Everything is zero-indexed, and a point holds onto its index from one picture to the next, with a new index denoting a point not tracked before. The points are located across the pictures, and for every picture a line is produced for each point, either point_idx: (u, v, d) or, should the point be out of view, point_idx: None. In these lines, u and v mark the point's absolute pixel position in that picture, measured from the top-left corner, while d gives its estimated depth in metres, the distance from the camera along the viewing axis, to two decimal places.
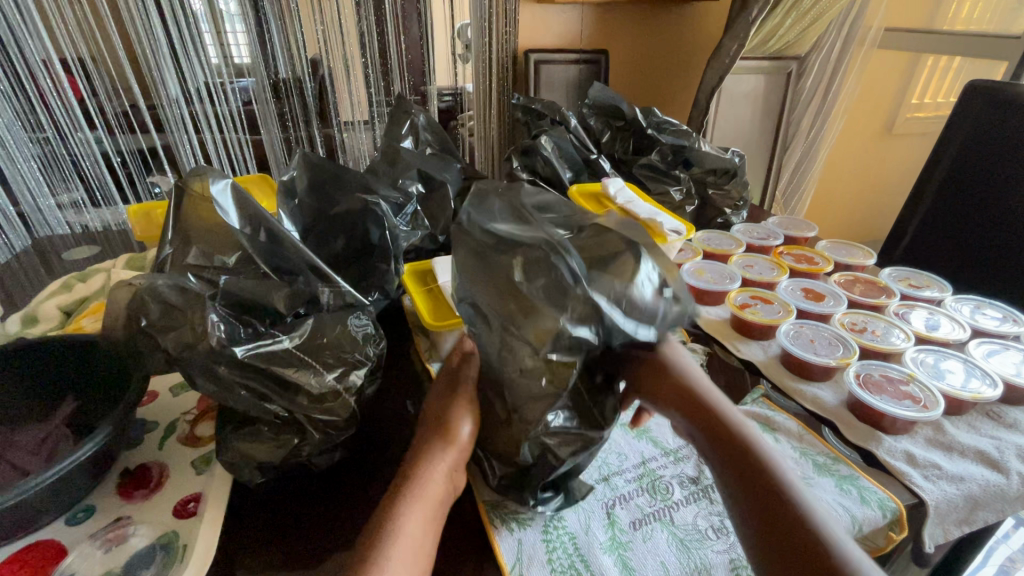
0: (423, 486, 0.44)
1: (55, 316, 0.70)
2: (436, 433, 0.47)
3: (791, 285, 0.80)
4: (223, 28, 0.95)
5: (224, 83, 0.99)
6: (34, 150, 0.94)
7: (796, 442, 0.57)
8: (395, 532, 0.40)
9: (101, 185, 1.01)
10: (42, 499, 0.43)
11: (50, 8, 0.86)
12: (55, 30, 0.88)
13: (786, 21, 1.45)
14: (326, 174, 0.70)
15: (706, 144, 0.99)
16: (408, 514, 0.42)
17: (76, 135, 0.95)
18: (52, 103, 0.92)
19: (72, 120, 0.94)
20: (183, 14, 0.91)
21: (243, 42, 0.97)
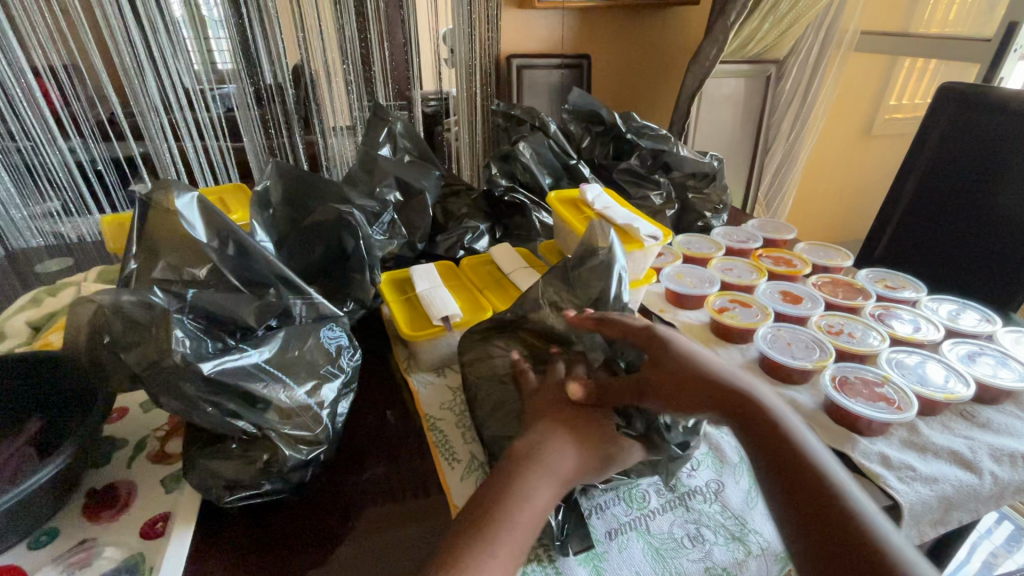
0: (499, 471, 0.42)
1: (23, 331, 0.69)
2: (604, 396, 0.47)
3: (770, 289, 0.79)
4: (205, 34, 0.95)
5: (205, 89, 0.98)
6: (4, 160, 0.92)
7: None
8: (531, 496, 0.41)
9: (77, 195, 0.99)
10: (1, 522, 0.42)
11: (18, 13, 0.84)
12: (26, 36, 0.86)
13: (765, 25, 1.46)
14: (299, 184, 0.69)
15: (685, 148, 1.00)
16: (534, 487, 0.41)
17: (51, 145, 0.94)
18: (24, 111, 0.89)
19: (45, 130, 0.92)
20: (162, 21, 0.90)
21: (225, 48, 0.97)
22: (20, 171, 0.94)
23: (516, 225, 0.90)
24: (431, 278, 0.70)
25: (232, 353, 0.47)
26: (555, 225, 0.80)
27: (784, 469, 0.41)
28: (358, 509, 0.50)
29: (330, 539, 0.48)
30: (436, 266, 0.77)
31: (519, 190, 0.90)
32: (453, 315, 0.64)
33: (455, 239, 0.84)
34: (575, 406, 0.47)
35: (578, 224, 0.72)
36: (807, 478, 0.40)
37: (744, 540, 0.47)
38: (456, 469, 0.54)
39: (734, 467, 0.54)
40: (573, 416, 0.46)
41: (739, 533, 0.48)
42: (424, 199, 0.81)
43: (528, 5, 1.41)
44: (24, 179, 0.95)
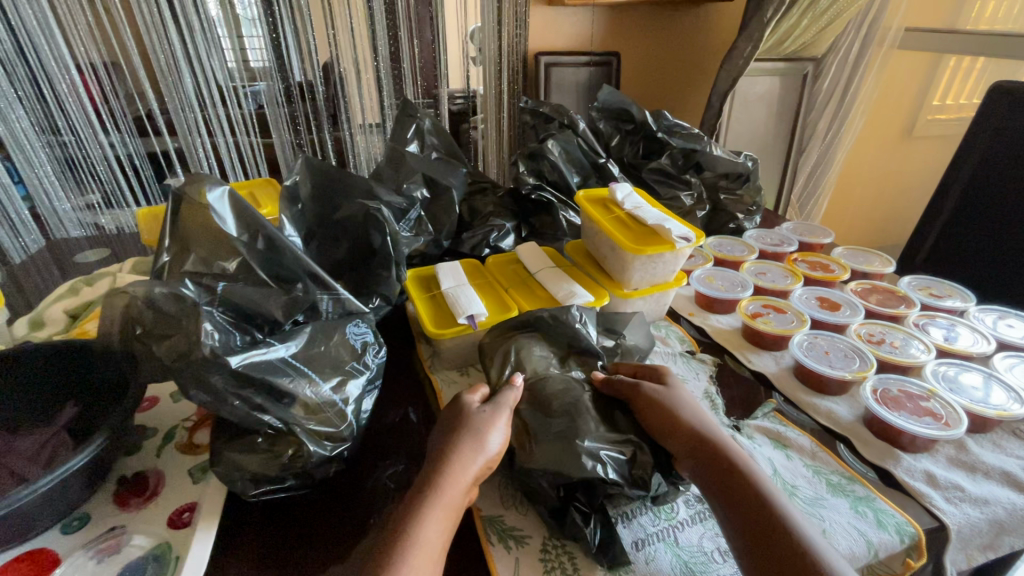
0: (444, 490, 0.43)
1: (61, 320, 0.71)
2: (467, 439, 0.46)
3: (805, 294, 0.77)
4: (241, 32, 0.97)
5: (238, 87, 1.00)
6: (48, 153, 0.95)
7: (808, 460, 0.54)
8: (415, 535, 0.40)
9: (115, 189, 1.02)
10: (35, 507, 0.43)
11: (64, 11, 0.87)
12: (71, 33, 0.89)
13: (802, 22, 1.41)
14: (329, 179, 0.70)
15: (719, 147, 0.97)
16: (450, 490, 0.43)
17: (94, 139, 0.96)
18: (69, 107, 0.93)
19: (88, 124, 0.95)
20: (200, 21, 0.92)
21: (260, 46, 0.98)
22: (63, 165, 0.97)
23: (542, 224, 0.89)
24: (457, 277, 0.69)
25: (261, 348, 0.47)
26: (583, 225, 0.78)
27: (745, 511, 0.43)
28: (379, 508, 0.50)
29: (351, 536, 0.47)
30: (461, 264, 0.76)
31: (546, 189, 0.89)
32: (477, 314, 0.63)
33: (481, 237, 0.83)
34: (456, 420, 0.48)
35: (608, 225, 0.70)
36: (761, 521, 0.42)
37: None
38: None
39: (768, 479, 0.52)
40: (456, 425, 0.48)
41: None
42: (451, 196, 0.81)
43: (557, 2, 1.39)
44: (67, 173, 0.98)
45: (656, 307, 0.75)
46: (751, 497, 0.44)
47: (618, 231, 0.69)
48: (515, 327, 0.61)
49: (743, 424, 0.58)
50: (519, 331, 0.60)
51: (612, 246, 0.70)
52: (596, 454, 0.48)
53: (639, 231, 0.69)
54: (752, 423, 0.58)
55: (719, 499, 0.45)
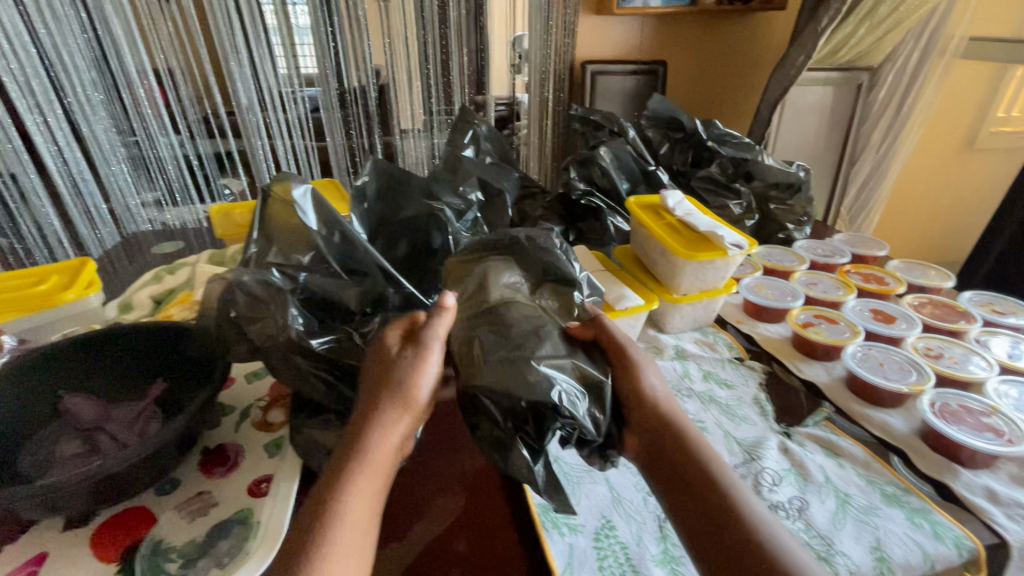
0: (368, 455, 0.43)
1: (147, 304, 0.77)
2: (388, 399, 0.45)
3: (858, 305, 0.76)
4: (295, 41, 1.03)
5: (293, 92, 1.06)
6: (125, 151, 1.05)
7: (862, 470, 0.54)
8: (338, 508, 0.40)
9: (182, 187, 1.12)
10: (139, 467, 0.48)
11: (148, 23, 0.96)
12: (153, 43, 0.97)
13: (859, 30, 1.40)
14: (393, 181, 0.74)
15: (770, 156, 0.97)
16: (374, 452, 0.43)
17: (163, 139, 1.05)
18: (146, 111, 1.02)
19: (161, 126, 1.04)
20: (259, 29, 0.99)
21: (310, 54, 1.04)
22: (134, 163, 1.06)
23: (590, 229, 0.91)
24: None
25: (335, 331, 0.52)
26: (633, 230, 0.80)
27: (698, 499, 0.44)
28: (440, 490, 0.53)
29: (415, 514, 0.50)
30: None
31: (596, 194, 0.91)
32: None
33: None
34: (380, 374, 0.47)
35: (659, 230, 0.72)
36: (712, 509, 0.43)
37: (830, 561, 0.45)
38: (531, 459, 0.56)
39: (820, 486, 0.52)
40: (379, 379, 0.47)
41: (825, 553, 0.46)
42: (504, 199, 0.84)
43: (605, 11, 1.42)
44: (139, 170, 1.07)
45: (708, 311, 0.76)
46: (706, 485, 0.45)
47: (669, 236, 0.70)
48: (486, 251, 0.61)
49: (794, 431, 0.59)
50: (491, 254, 0.60)
51: (663, 252, 0.71)
52: (555, 385, 0.46)
53: (690, 238, 0.70)
54: (803, 431, 0.59)
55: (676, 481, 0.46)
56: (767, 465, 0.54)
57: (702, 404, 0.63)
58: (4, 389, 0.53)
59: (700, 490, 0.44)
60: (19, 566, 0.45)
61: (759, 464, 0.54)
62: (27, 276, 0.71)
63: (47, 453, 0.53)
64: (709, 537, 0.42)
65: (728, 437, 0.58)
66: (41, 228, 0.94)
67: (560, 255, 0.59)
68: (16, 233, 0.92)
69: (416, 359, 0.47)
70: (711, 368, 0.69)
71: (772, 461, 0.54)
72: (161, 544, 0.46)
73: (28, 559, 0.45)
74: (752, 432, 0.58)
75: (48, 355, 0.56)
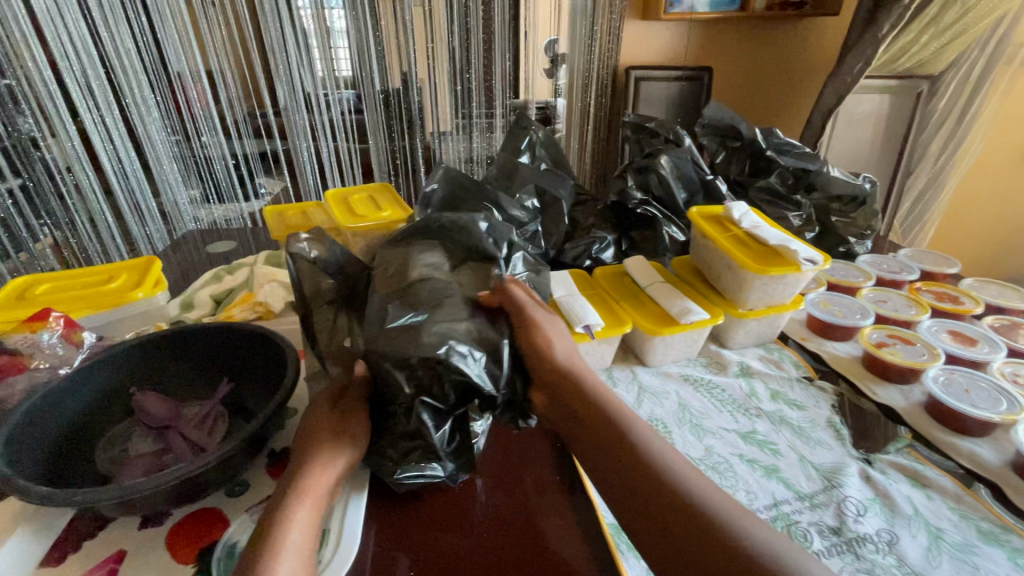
0: (309, 488, 0.43)
1: (208, 304, 0.79)
2: (323, 436, 0.47)
3: (934, 326, 0.72)
4: (330, 44, 1.03)
5: (328, 93, 1.07)
6: (174, 151, 1.07)
7: (953, 503, 0.51)
8: (284, 536, 0.39)
9: (225, 186, 1.14)
10: (217, 471, 0.47)
11: (206, 28, 0.98)
12: (207, 44, 1.00)
13: (921, 37, 1.35)
14: (459, 188, 0.75)
15: (835, 168, 0.94)
16: (314, 482, 0.44)
17: (212, 139, 1.08)
18: (196, 112, 1.04)
19: (211, 127, 1.06)
20: (297, 33, 1.00)
21: (346, 57, 1.05)
22: (181, 162, 1.09)
23: (643, 237, 0.89)
24: (569, 286, 0.71)
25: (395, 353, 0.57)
26: (693, 241, 0.78)
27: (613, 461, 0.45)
28: (509, 506, 0.52)
29: (487, 529, 0.50)
30: (571, 275, 0.78)
31: (652, 203, 0.88)
32: (592, 322, 0.64)
33: (583, 249, 0.84)
34: (315, 416, 0.49)
35: (726, 242, 0.69)
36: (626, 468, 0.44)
37: None
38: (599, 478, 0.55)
39: (909, 520, 0.49)
40: (316, 419, 0.49)
41: None
42: (560, 207, 0.83)
43: (650, 16, 1.41)
44: (186, 168, 1.10)
45: (773, 326, 0.74)
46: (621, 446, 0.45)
47: (737, 249, 0.68)
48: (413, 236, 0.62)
49: (874, 458, 0.56)
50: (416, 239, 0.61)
51: (729, 265, 0.69)
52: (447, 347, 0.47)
53: (759, 251, 0.68)
54: (884, 458, 0.56)
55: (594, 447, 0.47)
56: (850, 493, 0.51)
57: (772, 425, 0.60)
58: (81, 386, 0.54)
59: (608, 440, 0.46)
60: (100, 563, 0.45)
61: (841, 492, 0.52)
62: (96, 274, 0.73)
63: (120, 451, 0.54)
64: (615, 482, 0.44)
65: (804, 462, 0.55)
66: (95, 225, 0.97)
67: (487, 241, 0.60)
68: (70, 228, 0.93)
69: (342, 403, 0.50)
70: (779, 388, 0.66)
71: (854, 489, 0.52)
72: (236, 548, 0.46)
73: (109, 556, 0.45)
74: (829, 457, 0.56)
75: (120, 353, 0.56)
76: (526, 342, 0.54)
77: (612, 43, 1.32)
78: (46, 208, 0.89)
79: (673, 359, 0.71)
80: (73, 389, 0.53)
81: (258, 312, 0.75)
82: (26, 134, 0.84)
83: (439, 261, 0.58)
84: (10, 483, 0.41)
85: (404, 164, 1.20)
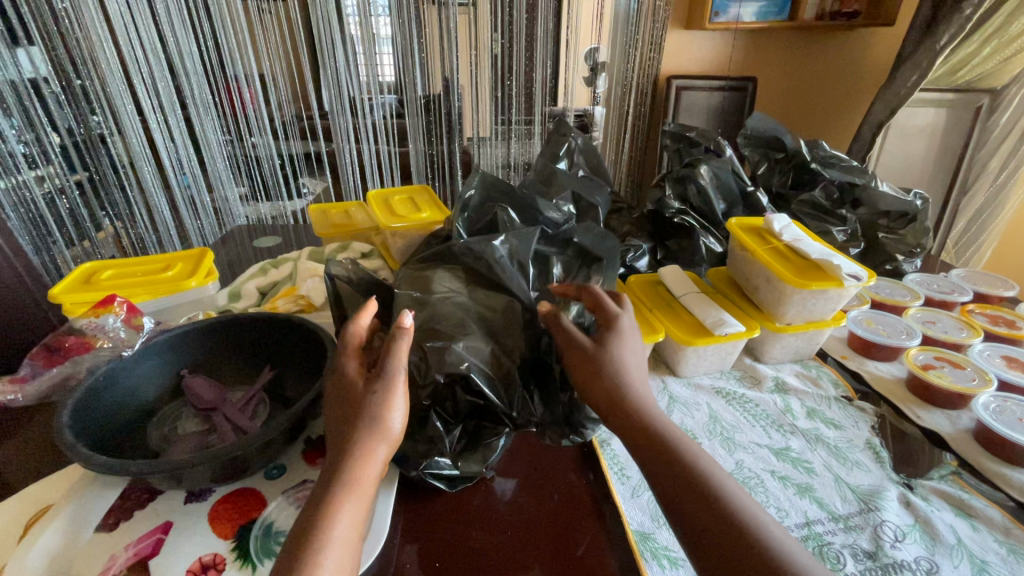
0: (352, 485, 0.38)
1: (254, 295, 0.83)
2: (364, 425, 0.41)
3: (987, 350, 0.69)
4: (375, 50, 1.07)
5: (370, 98, 1.11)
6: (227, 151, 1.12)
7: (1000, 536, 0.48)
8: (326, 532, 0.36)
9: (271, 186, 1.20)
10: (257, 453, 0.49)
11: (259, 35, 1.04)
12: (261, 48, 1.05)
13: (982, 49, 1.31)
14: (497, 189, 0.76)
15: (885, 183, 0.91)
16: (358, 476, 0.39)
17: (262, 140, 1.12)
18: (249, 114, 1.09)
19: (261, 127, 1.11)
20: (346, 40, 1.03)
21: (389, 62, 1.09)
22: (234, 161, 1.14)
23: (679, 247, 0.89)
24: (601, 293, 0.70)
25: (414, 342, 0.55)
26: (731, 251, 0.77)
27: (664, 470, 0.41)
28: (534, 506, 0.53)
29: (513, 526, 0.50)
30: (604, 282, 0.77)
31: (690, 214, 0.88)
32: None
33: (617, 256, 0.84)
34: (351, 400, 0.43)
35: (765, 255, 0.68)
36: (679, 478, 0.40)
37: None
38: (625, 484, 0.55)
39: (952, 549, 0.47)
40: (349, 408, 0.43)
41: None
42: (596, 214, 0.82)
43: (694, 25, 1.40)
44: (237, 168, 1.15)
45: (813, 343, 0.72)
46: (668, 459, 0.42)
47: (777, 262, 0.67)
48: (431, 262, 0.64)
49: (915, 483, 0.54)
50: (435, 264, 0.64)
51: (768, 278, 0.68)
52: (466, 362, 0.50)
53: (800, 265, 0.66)
54: (926, 484, 0.54)
55: (640, 455, 0.44)
56: (888, 517, 0.50)
57: (807, 443, 0.59)
58: (136, 366, 0.57)
59: (663, 470, 0.41)
60: (146, 533, 0.48)
61: (878, 516, 0.50)
62: (154, 263, 0.78)
63: (170, 429, 0.57)
64: (665, 490, 0.40)
65: (839, 482, 0.54)
66: (153, 217, 1.02)
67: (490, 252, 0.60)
68: (130, 219, 1.00)
69: (385, 388, 0.43)
70: (816, 406, 0.65)
71: (892, 514, 0.50)
72: (272, 527, 0.49)
73: (155, 527, 0.48)
74: (867, 479, 0.54)
75: (172, 338, 0.60)
76: (574, 351, 0.52)
77: (653, 52, 1.31)
78: (110, 200, 0.96)
79: (704, 371, 0.70)
80: (128, 368, 0.57)
81: (300, 304, 0.78)
82: (96, 131, 0.91)
83: (455, 283, 0.60)
84: (74, 451, 0.44)
85: (448, 169, 1.24)
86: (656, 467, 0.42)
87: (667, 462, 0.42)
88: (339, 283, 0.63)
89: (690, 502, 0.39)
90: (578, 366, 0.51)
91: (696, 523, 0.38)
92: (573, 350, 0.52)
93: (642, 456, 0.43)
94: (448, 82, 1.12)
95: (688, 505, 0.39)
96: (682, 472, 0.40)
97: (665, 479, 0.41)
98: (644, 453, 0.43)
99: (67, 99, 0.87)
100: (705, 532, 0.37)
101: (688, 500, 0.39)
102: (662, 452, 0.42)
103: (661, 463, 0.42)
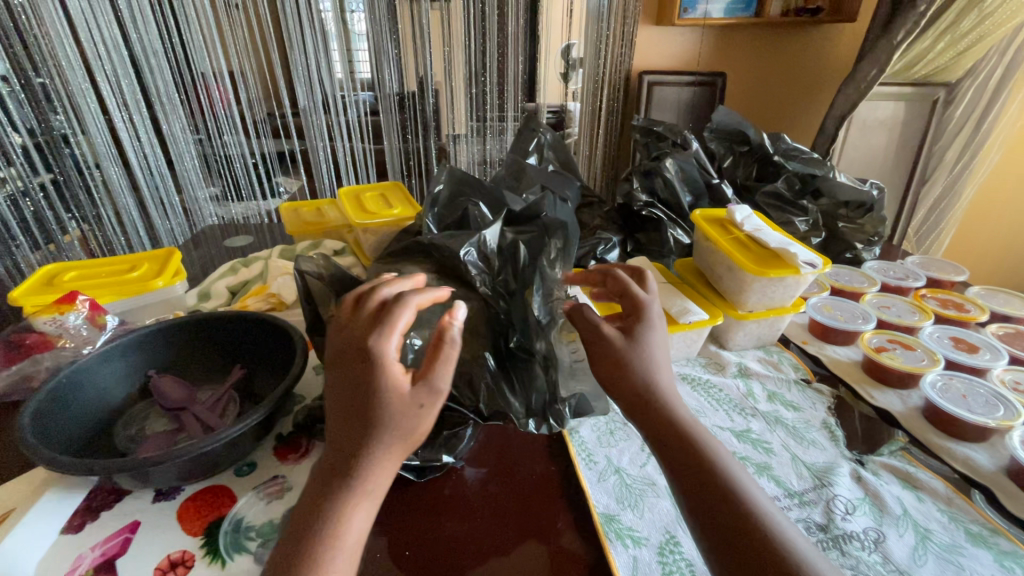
0: (360, 494, 0.36)
1: (224, 294, 0.82)
2: (380, 430, 0.37)
3: (936, 332, 0.72)
4: (351, 46, 1.07)
5: (345, 95, 1.10)
6: (197, 150, 1.10)
7: (943, 505, 0.51)
8: (338, 538, 0.35)
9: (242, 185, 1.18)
10: (225, 451, 0.49)
11: (227, 31, 1.03)
12: (229, 45, 1.04)
13: (936, 45, 1.35)
14: (465, 183, 0.76)
15: (843, 174, 0.94)
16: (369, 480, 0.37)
17: (232, 138, 1.11)
18: (218, 112, 1.08)
19: (232, 125, 1.10)
20: (317, 36, 1.03)
21: (365, 59, 1.09)
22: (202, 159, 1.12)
23: (648, 239, 0.91)
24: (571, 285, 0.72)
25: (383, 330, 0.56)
26: (696, 242, 0.79)
27: (687, 466, 0.41)
28: (502, 493, 0.54)
29: (480, 514, 0.51)
30: None
31: (657, 207, 0.91)
32: None
33: (588, 249, 0.86)
34: (359, 397, 0.38)
35: (726, 244, 0.70)
36: (703, 476, 0.40)
37: None
38: (591, 469, 0.56)
39: (898, 519, 0.49)
40: (356, 407, 0.38)
41: None
42: None
43: (664, 22, 1.42)
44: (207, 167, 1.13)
45: (775, 329, 0.75)
46: (694, 456, 0.41)
47: (737, 251, 0.69)
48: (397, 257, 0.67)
49: (867, 459, 0.57)
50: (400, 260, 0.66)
51: (729, 267, 0.70)
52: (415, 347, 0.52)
53: (760, 254, 0.69)
54: (877, 460, 0.56)
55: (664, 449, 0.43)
56: (840, 492, 0.52)
57: (767, 425, 0.61)
58: (101, 367, 0.57)
59: (680, 451, 0.42)
60: (113, 533, 0.48)
61: (831, 491, 0.52)
62: (120, 263, 0.77)
63: (137, 429, 0.56)
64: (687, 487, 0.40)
65: (796, 460, 0.56)
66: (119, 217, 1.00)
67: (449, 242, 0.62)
68: (96, 220, 0.99)
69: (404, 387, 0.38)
70: (776, 389, 0.67)
71: (845, 488, 0.53)
72: (242, 523, 0.49)
73: (123, 526, 0.48)
74: (822, 457, 0.57)
75: (138, 337, 0.60)
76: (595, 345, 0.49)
77: (624, 48, 1.34)
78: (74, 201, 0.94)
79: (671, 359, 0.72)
80: (92, 369, 0.56)
81: (270, 303, 0.78)
82: (58, 130, 0.89)
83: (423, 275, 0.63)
84: (37, 452, 0.44)
85: (423, 166, 1.25)
86: (679, 464, 0.41)
87: (692, 459, 0.41)
88: (308, 280, 0.63)
89: (713, 500, 0.38)
90: (600, 362, 0.48)
91: (718, 526, 0.37)
92: (598, 351, 0.49)
93: (665, 451, 0.43)
94: (422, 78, 1.12)
95: (710, 505, 0.38)
96: (707, 472, 0.40)
97: (688, 476, 0.40)
98: (668, 448, 0.43)
99: (27, 97, 0.85)
100: (725, 532, 0.37)
101: (715, 499, 0.38)
102: (686, 449, 0.42)
103: (684, 460, 0.41)
